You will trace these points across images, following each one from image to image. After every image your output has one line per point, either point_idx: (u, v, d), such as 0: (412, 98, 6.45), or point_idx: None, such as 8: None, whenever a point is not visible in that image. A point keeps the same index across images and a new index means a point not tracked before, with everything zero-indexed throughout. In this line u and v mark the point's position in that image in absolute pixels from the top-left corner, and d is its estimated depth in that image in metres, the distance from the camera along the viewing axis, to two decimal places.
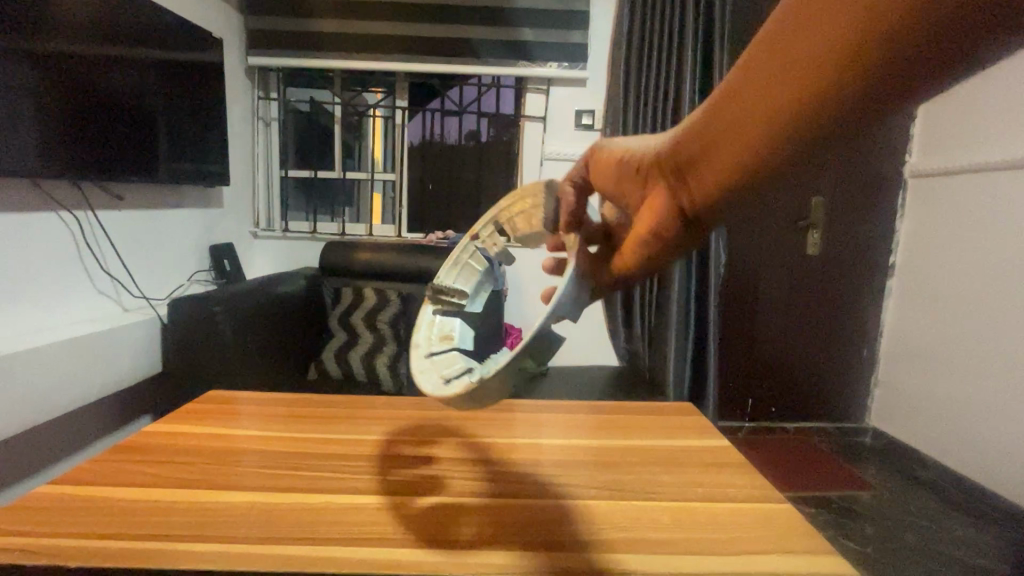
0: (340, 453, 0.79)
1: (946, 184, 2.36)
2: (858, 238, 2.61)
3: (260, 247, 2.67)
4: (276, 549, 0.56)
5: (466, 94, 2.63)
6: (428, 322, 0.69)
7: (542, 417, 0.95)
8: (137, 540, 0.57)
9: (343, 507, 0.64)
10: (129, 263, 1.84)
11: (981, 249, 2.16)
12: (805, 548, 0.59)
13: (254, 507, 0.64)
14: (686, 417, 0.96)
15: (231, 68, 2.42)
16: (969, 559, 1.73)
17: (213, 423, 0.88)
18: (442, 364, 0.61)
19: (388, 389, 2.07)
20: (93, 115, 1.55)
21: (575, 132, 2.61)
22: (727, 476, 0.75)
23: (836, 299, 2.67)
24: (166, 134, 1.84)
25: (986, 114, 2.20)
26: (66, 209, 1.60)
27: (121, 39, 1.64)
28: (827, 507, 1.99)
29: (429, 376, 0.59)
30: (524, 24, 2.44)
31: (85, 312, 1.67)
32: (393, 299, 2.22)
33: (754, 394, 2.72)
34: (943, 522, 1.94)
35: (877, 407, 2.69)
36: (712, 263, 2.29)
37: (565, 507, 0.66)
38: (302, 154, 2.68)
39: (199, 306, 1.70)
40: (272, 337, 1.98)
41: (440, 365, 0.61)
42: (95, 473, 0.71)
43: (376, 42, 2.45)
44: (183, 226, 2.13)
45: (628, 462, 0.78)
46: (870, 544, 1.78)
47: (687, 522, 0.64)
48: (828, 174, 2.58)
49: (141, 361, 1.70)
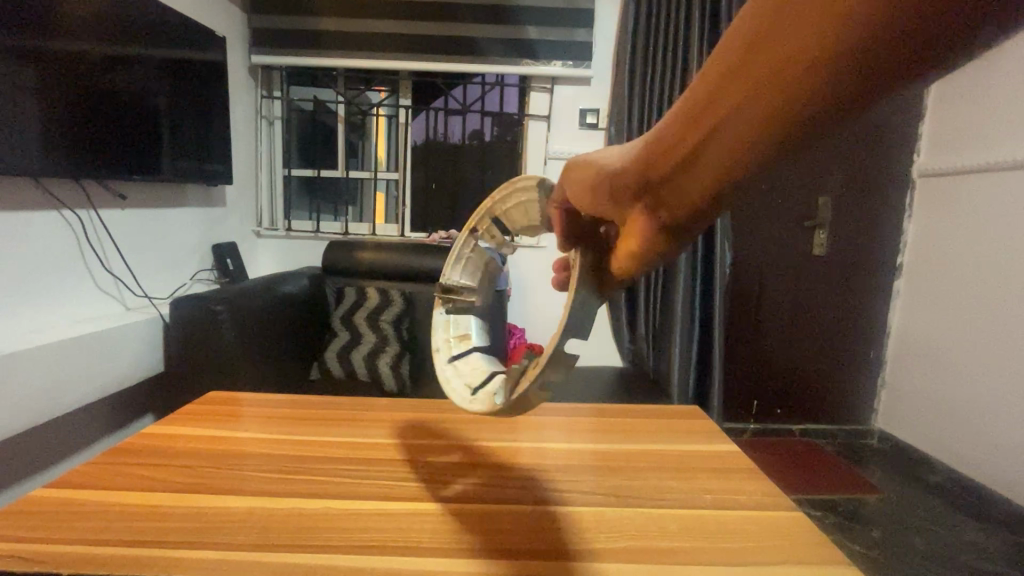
0: (339, 456, 0.78)
1: (954, 184, 2.33)
2: (865, 238, 2.59)
3: (263, 246, 2.66)
4: (274, 556, 0.55)
5: (470, 92, 2.61)
6: (441, 323, 0.70)
7: (545, 420, 0.93)
8: (131, 546, 0.56)
9: (342, 514, 0.63)
10: (132, 261, 1.84)
11: (991, 250, 2.14)
12: (816, 560, 0.57)
13: (252, 512, 0.63)
14: (690, 421, 0.95)
15: (234, 67, 2.40)
16: (978, 564, 1.70)
17: (212, 425, 0.88)
18: (469, 370, 0.64)
19: (391, 389, 2.06)
20: (98, 115, 1.55)
21: (579, 130, 2.59)
22: (733, 482, 0.73)
23: (843, 300, 2.64)
24: (171, 134, 1.85)
25: (997, 111, 2.16)
26: (69, 208, 1.60)
27: (124, 39, 1.63)
28: (833, 511, 1.97)
29: (458, 383, 0.62)
30: (528, 21, 2.42)
31: (86, 311, 1.66)
32: (395, 299, 2.22)
33: (759, 394, 2.70)
34: (952, 526, 1.92)
35: (884, 409, 2.66)
36: (718, 262, 2.27)
37: (565, 514, 0.64)
38: (306, 153, 2.68)
39: (201, 306, 1.69)
40: (275, 337, 1.97)
41: (463, 372, 0.64)
42: (93, 475, 0.71)
43: (378, 41, 2.44)
44: (185, 226, 2.13)
45: (634, 467, 0.77)
46: (877, 548, 1.76)
47: (695, 531, 0.62)
48: (834, 173, 2.55)
49: (144, 360, 1.70)
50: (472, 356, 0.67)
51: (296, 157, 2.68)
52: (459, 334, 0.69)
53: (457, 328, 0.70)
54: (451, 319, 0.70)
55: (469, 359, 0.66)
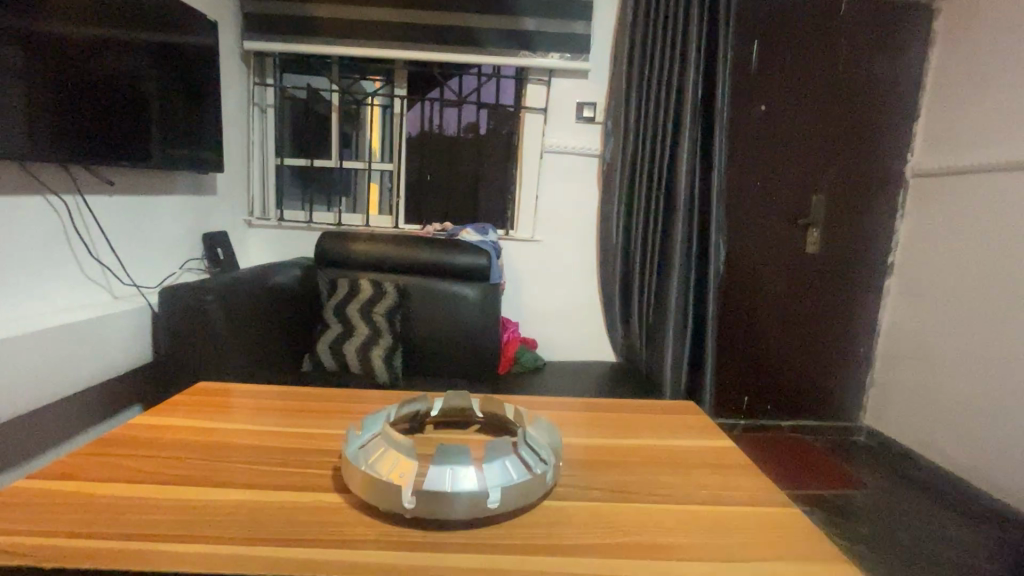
0: (330, 449, 0.77)
1: (951, 184, 2.34)
2: (859, 236, 2.59)
3: (255, 235, 2.63)
4: (265, 550, 0.54)
5: (466, 83, 2.59)
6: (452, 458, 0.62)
7: (541, 413, 0.93)
8: (117, 540, 0.55)
9: (334, 507, 0.62)
10: (119, 248, 1.80)
11: (984, 249, 2.15)
12: (813, 557, 0.57)
13: (243, 506, 0.62)
14: (684, 417, 0.94)
15: (225, 51, 2.35)
16: (963, 559, 1.73)
17: (202, 416, 0.86)
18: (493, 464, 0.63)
19: (384, 381, 2.04)
20: (87, 99, 1.52)
21: (576, 124, 2.55)
22: (730, 478, 0.73)
23: (836, 296, 2.64)
24: (161, 119, 1.81)
25: (991, 114, 2.18)
26: (54, 193, 1.55)
27: (110, 20, 1.58)
28: (821, 506, 1.99)
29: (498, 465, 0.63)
30: (525, 11, 2.39)
31: (71, 300, 1.62)
32: (390, 292, 2.18)
33: (752, 390, 2.71)
34: (938, 522, 1.95)
35: (872, 404, 2.69)
36: (713, 256, 2.33)
37: (559, 509, 0.64)
38: (299, 141, 2.65)
39: (190, 296, 1.66)
40: (266, 326, 1.95)
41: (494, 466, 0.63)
42: (81, 466, 0.69)
43: (372, 29, 2.40)
44: (176, 213, 2.10)
45: (630, 463, 0.76)
46: (865, 544, 1.78)
47: (693, 526, 0.62)
48: (828, 172, 2.55)
49: (133, 351, 1.68)
50: (505, 456, 0.64)
51: (289, 145, 2.65)
52: (469, 473, 0.61)
53: (463, 469, 0.61)
54: (452, 471, 0.61)
55: (495, 444, 0.64)
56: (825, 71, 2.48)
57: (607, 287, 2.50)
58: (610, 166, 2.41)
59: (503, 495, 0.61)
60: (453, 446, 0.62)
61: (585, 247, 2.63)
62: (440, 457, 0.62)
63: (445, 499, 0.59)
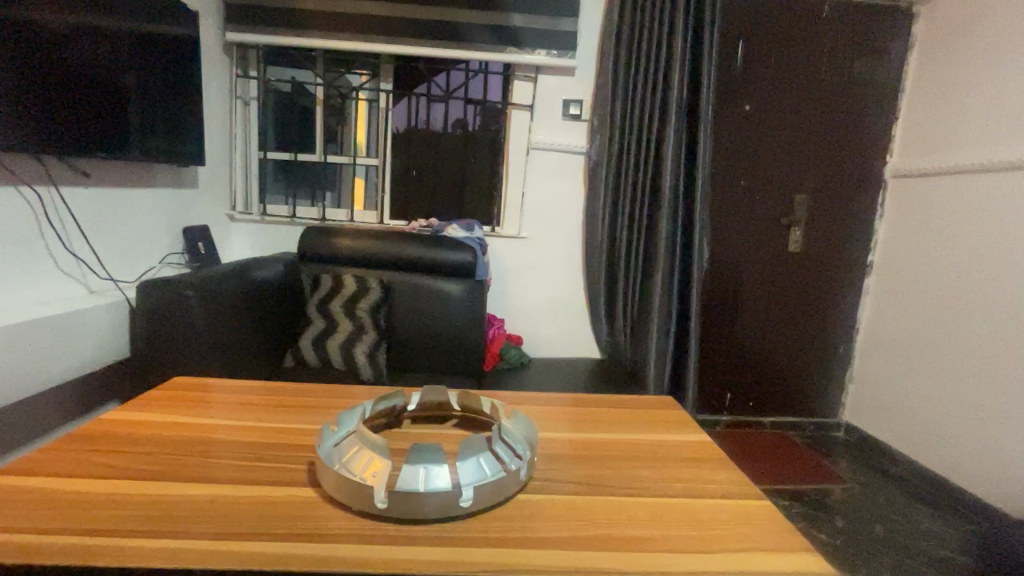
0: (306, 444, 0.76)
1: (928, 185, 2.39)
2: (840, 235, 2.64)
3: (238, 230, 2.60)
4: (235, 545, 0.54)
5: (453, 78, 2.57)
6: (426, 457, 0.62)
7: (521, 408, 0.93)
8: (82, 536, 0.54)
9: (308, 502, 0.62)
10: (94, 241, 1.77)
11: (960, 249, 2.20)
12: (783, 547, 0.59)
13: (214, 501, 0.61)
14: (663, 411, 0.95)
15: (207, 43, 2.31)
16: (935, 551, 1.78)
17: (177, 411, 0.84)
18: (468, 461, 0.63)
19: (367, 377, 2.01)
20: (64, 89, 1.49)
21: (562, 122, 2.56)
22: (706, 471, 0.74)
23: (817, 294, 2.69)
24: (141, 111, 1.78)
25: (968, 117, 2.23)
26: (27, 184, 1.52)
27: (88, 9, 1.54)
28: (800, 500, 2.03)
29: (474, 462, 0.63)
30: (514, 8, 2.39)
31: (44, 294, 1.59)
32: (374, 288, 2.16)
33: (734, 387, 2.75)
34: (912, 515, 2.00)
35: (850, 400, 2.75)
36: (696, 254, 2.36)
37: (537, 503, 0.64)
38: (283, 134, 2.62)
39: (169, 291, 1.63)
40: (246, 322, 1.92)
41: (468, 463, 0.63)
42: (49, 462, 0.67)
43: (358, 23, 2.38)
44: (155, 206, 2.06)
45: (609, 457, 0.77)
46: (842, 537, 1.82)
47: (668, 519, 0.63)
48: (810, 172, 2.58)
49: (110, 346, 1.65)
50: (480, 452, 0.64)
51: (272, 139, 2.61)
52: (443, 472, 0.61)
53: (437, 469, 0.61)
54: (426, 471, 0.61)
55: (471, 441, 0.64)
56: (809, 73, 2.51)
57: (592, 285, 2.51)
58: (595, 164, 2.42)
59: (475, 493, 0.61)
60: (426, 447, 0.62)
61: (571, 244, 2.63)
62: (414, 456, 0.62)
63: (419, 499, 0.59)
